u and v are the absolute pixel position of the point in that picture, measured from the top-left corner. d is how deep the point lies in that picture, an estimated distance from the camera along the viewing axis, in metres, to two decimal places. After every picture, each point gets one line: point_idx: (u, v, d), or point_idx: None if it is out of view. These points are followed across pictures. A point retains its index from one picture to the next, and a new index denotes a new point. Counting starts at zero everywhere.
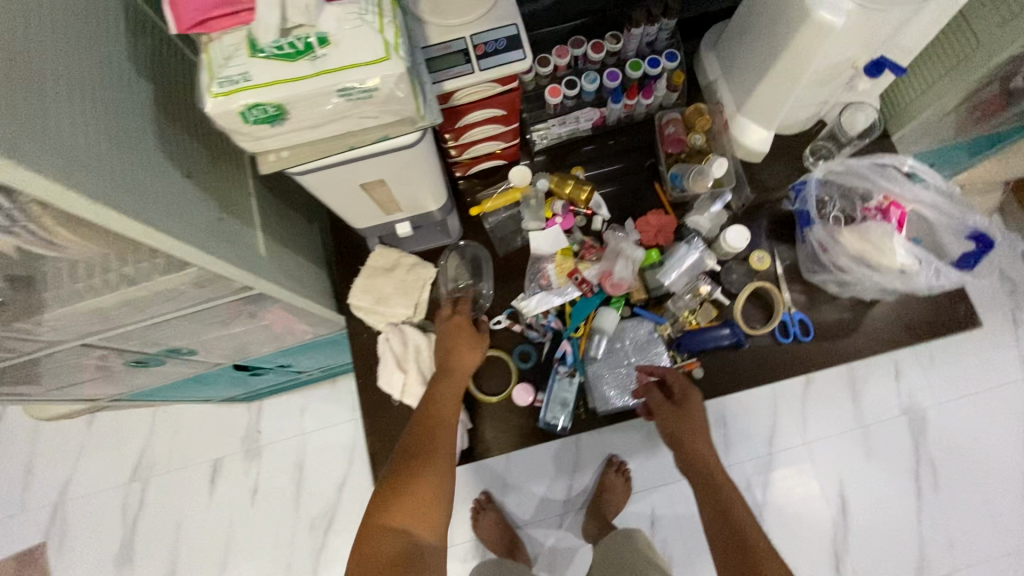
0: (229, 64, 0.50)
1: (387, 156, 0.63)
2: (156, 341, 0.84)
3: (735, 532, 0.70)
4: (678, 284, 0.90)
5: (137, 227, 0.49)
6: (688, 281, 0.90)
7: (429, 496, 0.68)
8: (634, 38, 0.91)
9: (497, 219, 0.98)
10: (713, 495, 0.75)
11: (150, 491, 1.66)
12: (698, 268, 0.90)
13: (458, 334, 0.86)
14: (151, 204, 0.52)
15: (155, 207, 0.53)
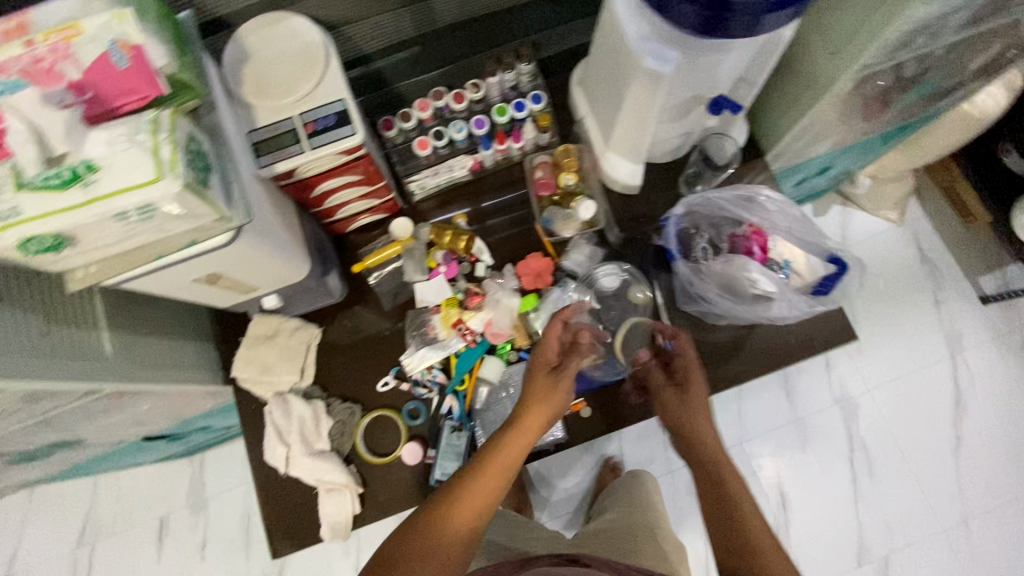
0: None
1: (206, 255, 0.63)
2: (30, 438, 0.83)
3: (742, 532, 0.65)
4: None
5: None
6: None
7: (471, 524, 0.62)
8: (494, 85, 0.91)
9: (381, 273, 0.97)
10: (717, 492, 0.70)
11: (98, 554, 1.64)
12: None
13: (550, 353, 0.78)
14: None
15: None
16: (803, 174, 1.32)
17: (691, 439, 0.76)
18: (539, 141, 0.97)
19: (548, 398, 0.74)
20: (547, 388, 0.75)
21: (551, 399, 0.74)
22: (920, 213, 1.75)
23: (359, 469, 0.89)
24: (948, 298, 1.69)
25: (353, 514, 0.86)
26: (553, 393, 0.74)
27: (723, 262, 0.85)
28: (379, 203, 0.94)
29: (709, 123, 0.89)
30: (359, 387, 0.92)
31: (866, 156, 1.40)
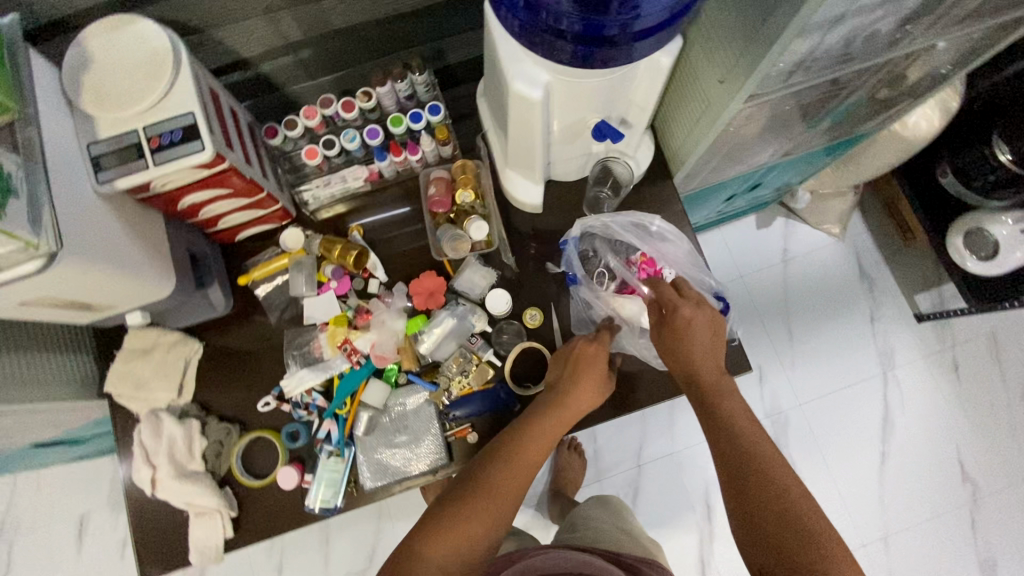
0: None
1: (22, 282, 0.59)
2: None
3: (779, 496, 0.60)
4: (445, 349, 0.90)
5: None
6: (455, 344, 0.90)
7: (490, 523, 0.62)
8: (386, 94, 0.87)
9: (271, 286, 0.93)
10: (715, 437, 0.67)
11: (15, 551, 1.60)
12: (464, 331, 0.90)
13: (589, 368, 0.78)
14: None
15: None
16: (732, 189, 1.30)
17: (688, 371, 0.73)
18: (439, 154, 0.93)
19: (590, 394, 0.76)
20: (590, 381, 0.77)
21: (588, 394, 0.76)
22: (861, 228, 1.75)
23: (235, 492, 0.86)
24: (883, 314, 1.70)
25: (225, 538, 0.84)
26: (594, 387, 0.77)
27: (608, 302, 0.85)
28: (266, 214, 0.90)
29: (606, 145, 0.85)
30: (240, 406, 0.89)
31: (800, 172, 1.38)
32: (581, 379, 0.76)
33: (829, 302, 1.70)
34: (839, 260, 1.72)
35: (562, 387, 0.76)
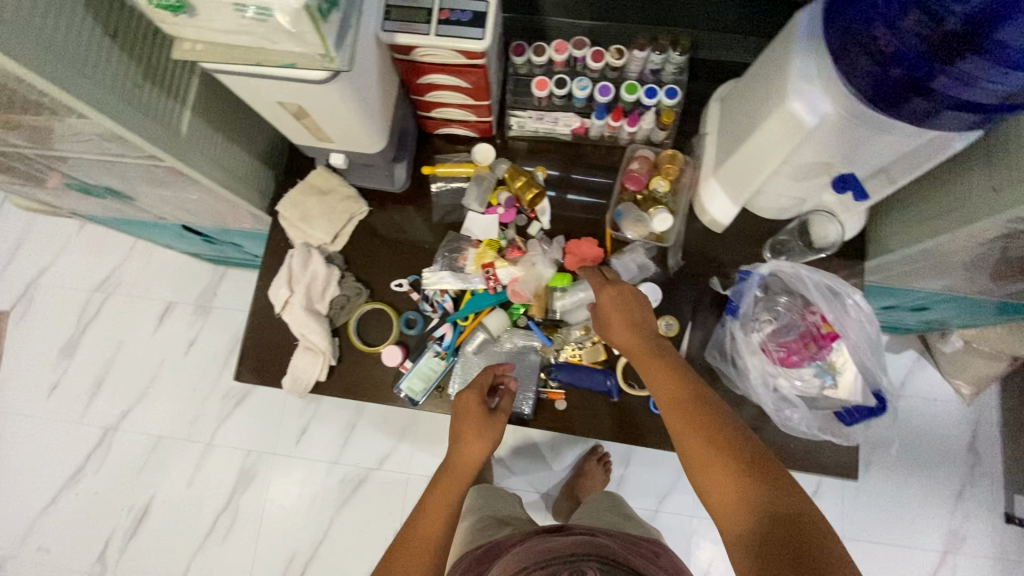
0: None
1: (299, 84, 0.64)
2: (94, 175, 0.90)
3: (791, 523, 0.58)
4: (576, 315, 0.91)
5: (18, 68, 0.53)
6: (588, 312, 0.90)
7: None
8: (637, 60, 0.87)
9: (446, 186, 0.97)
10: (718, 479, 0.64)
11: (108, 305, 1.79)
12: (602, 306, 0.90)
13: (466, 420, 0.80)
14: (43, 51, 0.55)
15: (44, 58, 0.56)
16: (895, 301, 1.22)
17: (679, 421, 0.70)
18: (653, 136, 0.93)
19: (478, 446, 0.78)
20: (472, 432, 0.79)
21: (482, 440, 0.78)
22: (993, 402, 1.59)
23: (341, 346, 0.92)
24: (972, 497, 1.55)
25: (316, 380, 0.90)
26: (482, 434, 0.78)
27: (759, 359, 0.79)
28: (474, 121, 0.93)
29: (825, 198, 0.82)
30: (376, 276, 0.95)
31: (971, 319, 1.27)
32: (466, 435, 0.79)
33: (923, 457, 1.57)
34: (954, 421, 1.59)
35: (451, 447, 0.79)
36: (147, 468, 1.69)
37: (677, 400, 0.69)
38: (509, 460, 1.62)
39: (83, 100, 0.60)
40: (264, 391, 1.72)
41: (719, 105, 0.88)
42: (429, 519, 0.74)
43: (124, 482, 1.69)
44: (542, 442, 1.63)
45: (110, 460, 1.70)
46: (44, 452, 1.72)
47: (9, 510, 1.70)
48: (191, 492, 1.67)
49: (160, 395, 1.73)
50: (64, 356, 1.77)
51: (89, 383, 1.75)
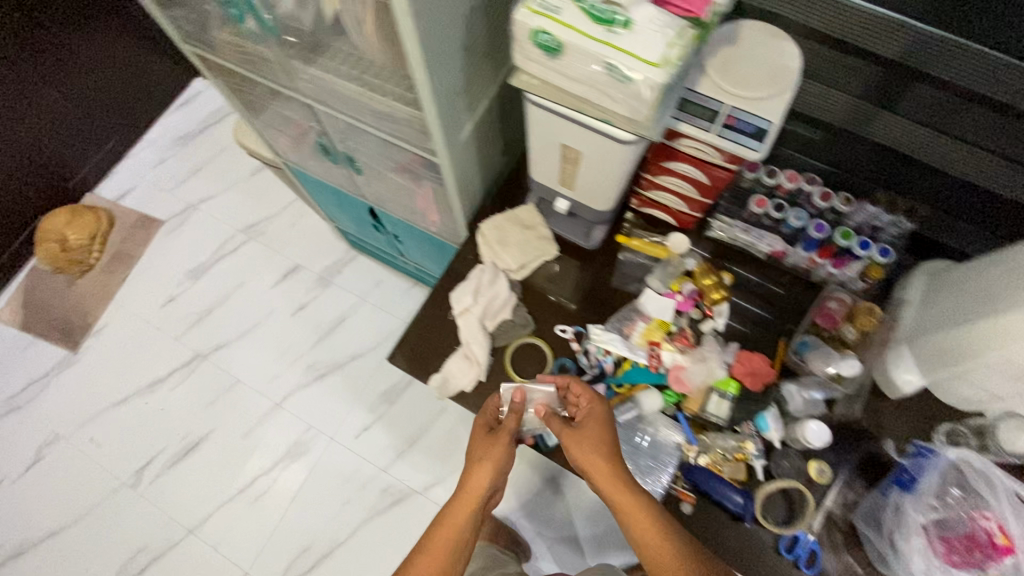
0: None
1: (595, 133, 0.72)
2: (349, 142, 1.03)
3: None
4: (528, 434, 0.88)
5: (416, 50, 0.63)
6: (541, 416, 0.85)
7: None
8: (864, 212, 0.93)
9: (631, 258, 1.02)
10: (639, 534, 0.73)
11: (244, 247, 1.94)
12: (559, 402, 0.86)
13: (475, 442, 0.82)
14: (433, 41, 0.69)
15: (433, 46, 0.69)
16: None
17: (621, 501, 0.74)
18: (850, 284, 0.95)
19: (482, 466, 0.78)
20: (478, 463, 0.79)
21: (487, 462, 0.79)
22: None
23: (493, 367, 0.95)
24: None
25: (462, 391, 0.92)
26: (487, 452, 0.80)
27: (919, 549, 0.75)
28: (680, 211, 0.98)
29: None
30: (544, 314, 0.98)
31: None
32: (479, 459, 0.79)
33: None
34: None
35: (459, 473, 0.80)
36: (212, 406, 1.74)
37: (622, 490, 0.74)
38: (550, 542, 1.55)
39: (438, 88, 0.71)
40: (346, 375, 1.76)
41: (926, 279, 0.90)
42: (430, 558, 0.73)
43: (190, 411, 1.74)
44: (588, 537, 1.55)
45: (184, 387, 1.77)
46: (135, 357, 1.81)
47: (79, 398, 1.78)
48: (243, 445, 1.69)
49: (254, 343, 1.81)
50: (189, 277, 1.91)
51: (200, 309, 1.86)
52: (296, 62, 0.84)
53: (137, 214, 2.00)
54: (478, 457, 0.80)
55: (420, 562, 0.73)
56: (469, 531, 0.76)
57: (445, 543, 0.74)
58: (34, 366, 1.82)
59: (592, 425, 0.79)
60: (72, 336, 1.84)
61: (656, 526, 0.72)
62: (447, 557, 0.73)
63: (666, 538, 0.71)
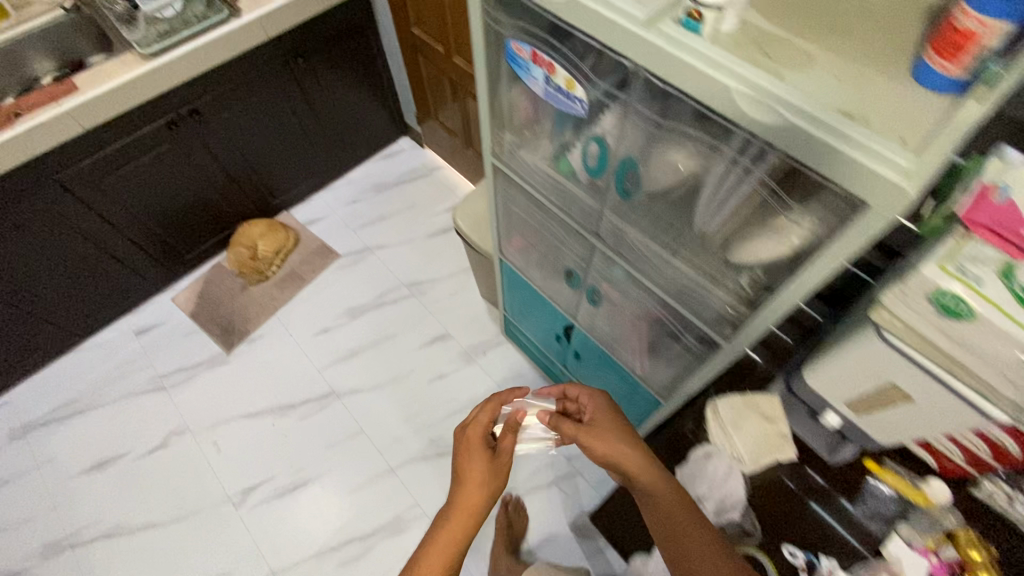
0: (972, 263, 0.59)
1: (954, 397, 0.68)
2: (605, 278, 1.04)
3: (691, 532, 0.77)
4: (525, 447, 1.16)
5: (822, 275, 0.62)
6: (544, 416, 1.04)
7: None
8: None
9: (878, 490, 0.91)
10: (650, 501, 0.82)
11: (403, 301, 2.02)
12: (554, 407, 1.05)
13: (473, 442, 0.89)
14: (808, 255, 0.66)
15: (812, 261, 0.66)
16: None
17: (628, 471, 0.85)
18: None
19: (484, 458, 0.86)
20: (484, 473, 0.85)
21: (487, 466, 0.85)
22: None
23: None
24: None
25: None
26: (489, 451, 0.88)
27: None
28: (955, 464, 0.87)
29: None
30: (771, 524, 0.91)
31: None
32: (477, 449, 0.88)
33: None
34: None
35: (459, 462, 0.87)
36: (331, 448, 1.74)
37: (634, 460, 0.85)
38: None
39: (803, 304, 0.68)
40: None
41: None
42: (446, 541, 0.78)
43: (309, 446, 1.75)
44: None
45: (312, 419, 1.79)
46: (277, 375, 1.88)
47: (216, 398, 1.85)
48: (348, 500, 1.66)
49: (387, 398, 1.83)
50: (346, 314, 1.99)
51: (347, 347, 1.92)
52: (608, 212, 0.89)
53: (319, 242, 2.16)
54: (482, 454, 0.87)
55: (436, 540, 0.78)
56: (481, 513, 0.82)
57: (462, 513, 0.81)
58: (189, 355, 1.93)
59: (607, 426, 0.92)
60: (230, 337, 1.95)
61: (653, 468, 0.84)
62: (464, 523, 0.80)
63: (667, 488, 0.82)
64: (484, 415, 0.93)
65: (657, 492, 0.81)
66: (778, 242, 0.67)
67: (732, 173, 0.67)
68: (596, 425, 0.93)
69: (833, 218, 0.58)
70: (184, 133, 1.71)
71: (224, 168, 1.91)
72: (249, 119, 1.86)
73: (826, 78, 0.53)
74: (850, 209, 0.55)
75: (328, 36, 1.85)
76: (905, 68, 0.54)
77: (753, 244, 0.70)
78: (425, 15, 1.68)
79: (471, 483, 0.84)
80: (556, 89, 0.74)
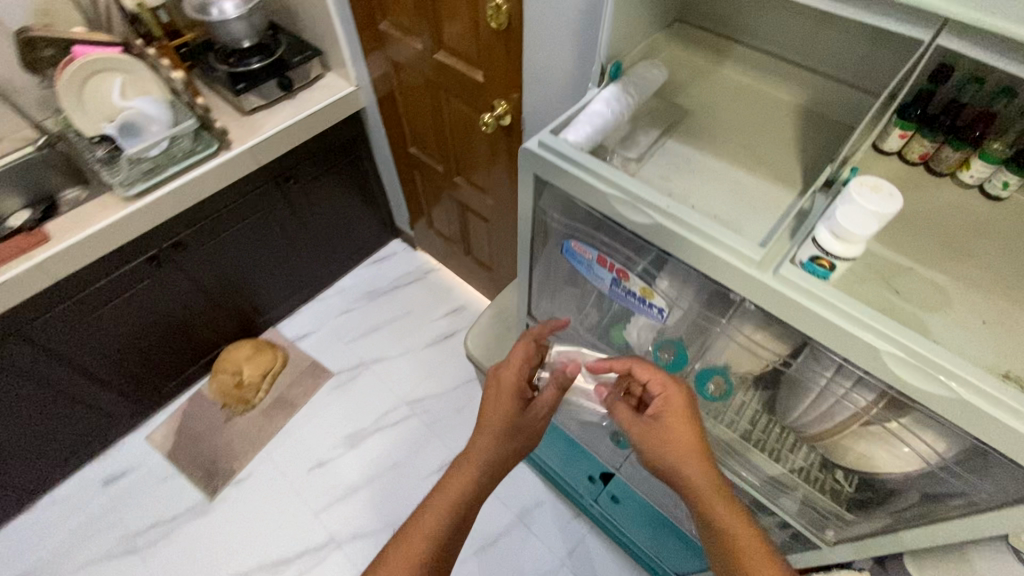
0: None
1: None
2: None
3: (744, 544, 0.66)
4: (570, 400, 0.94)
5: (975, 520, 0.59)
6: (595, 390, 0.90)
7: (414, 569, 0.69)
8: None
9: None
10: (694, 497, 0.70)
11: (405, 421, 1.87)
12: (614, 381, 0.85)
13: (504, 390, 0.84)
14: (938, 484, 0.63)
15: (941, 482, 0.63)
16: None
17: (682, 480, 0.71)
18: None
19: (509, 413, 0.82)
20: (501, 414, 0.82)
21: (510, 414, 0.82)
22: None
23: None
24: None
25: None
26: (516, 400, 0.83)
27: None
28: None
29: None
30: None
31: None
32: (504, 400, 0.83)
33: None
34: None
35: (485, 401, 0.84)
36: None
37: (699, 473, 0.69)
38: None
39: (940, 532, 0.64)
40: None
41: None
42: (447, 492, 0.75)
43: None
44: None
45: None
46: (268, 522, 1.67)
47: (197, 558, 1.62)
48: None
49: None
50: (343, 443, 1.82)
51: (346, 482, 1.74)
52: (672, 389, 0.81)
53: (310, 360, 2.02)
54: (501, 413, 0.82)
55: (447, 483, 0.77)
56: (501, 464, 0.80)
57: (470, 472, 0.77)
58: (165, 505, 1.71)
59: (680, 427, 0.72)
60: (213, 480, 1.75)
61: (716, 490, 0.69)
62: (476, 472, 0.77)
63: (720, 495, 0.68)
64: (516, 359, 0.87)
65: (716, 517, 0.68)
66: (904, 463, 0.62)
67: (843, 401, 0.62)
68: (660, 419, 0.73)
69: (987, 467, 0.57)
70: (171, 267, 1.59)
71: (211, 296, 1.78)
72: (241, 244, 1.76)
73: (972, 330, 0.53)
74: (1022, 470, 0.52)
75: (320, 155, 1.79)
76: (1019, 305, 0.55)
77: (871, 461, 0.64)
78: (421, 136, 1.66)
79: (494, 434, 0.80)
80: (625, 292, 0.71)
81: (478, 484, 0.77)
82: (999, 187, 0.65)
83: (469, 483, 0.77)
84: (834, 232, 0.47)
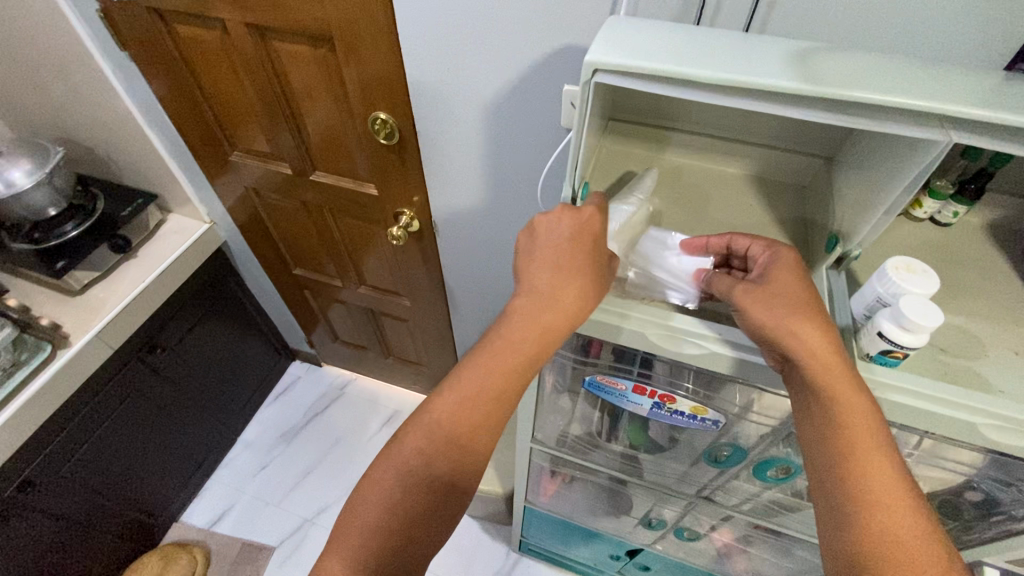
0: None
1: None
2: (700, 512, 0.93)
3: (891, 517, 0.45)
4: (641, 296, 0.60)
5: None
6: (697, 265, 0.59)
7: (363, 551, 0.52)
8: None
9: None
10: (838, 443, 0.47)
11: None
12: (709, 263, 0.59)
13: (540, 270, 0.56)
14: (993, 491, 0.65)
15: (996, 492, 0.65)
16: None
17: (831, 416, 0.47)
18: None
19: (528, 332, 0.55)
20: (525, 329, 0.55)
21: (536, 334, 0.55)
22: None
23: None
24: None
25: None
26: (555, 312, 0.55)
27: None
28: None
29: None
30: None
31: None
32: (533, 307, 0.55)
33: None
34: None
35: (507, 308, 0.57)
36: None
37: (855, 411, 0.47)
38: None
39: (1004, 532, 0.68)
40: None
41: None
42: (431, 451, 0.54)
43: None
44: None
45: None
46: None
47: None
48: None
49: None
50: None
51: None
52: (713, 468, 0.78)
53: (237, 543, 1.66)
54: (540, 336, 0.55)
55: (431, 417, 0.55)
56: (502, 412, 0.56)
57: (469, 408, 0.55)
58: None
59: (788, 288, 0.50)
60: None
61: (876, 446, 0.47)
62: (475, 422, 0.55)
63: (880, 451, 0.47)
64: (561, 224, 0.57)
65: (869, 474, 0.46)
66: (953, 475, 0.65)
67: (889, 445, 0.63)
68: (777, 280, 0.51)
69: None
70: (20, 517, 1.19)
71: (88, 524, 1.38)
72: (115, 447, 1.40)
73: None
74: None
75: (185, 308, 1.50)
76: None
77: (917, 483, 0.68)
78: (306, 256, 1.48)
79: (511, 363, 0.55)
80: (670, 412, 0.67)
81: (461, 444, 0.55)
82: (949, 217, 0.61)
83: (468, 432, 0.55)
84: (900, 325, 0.45)
